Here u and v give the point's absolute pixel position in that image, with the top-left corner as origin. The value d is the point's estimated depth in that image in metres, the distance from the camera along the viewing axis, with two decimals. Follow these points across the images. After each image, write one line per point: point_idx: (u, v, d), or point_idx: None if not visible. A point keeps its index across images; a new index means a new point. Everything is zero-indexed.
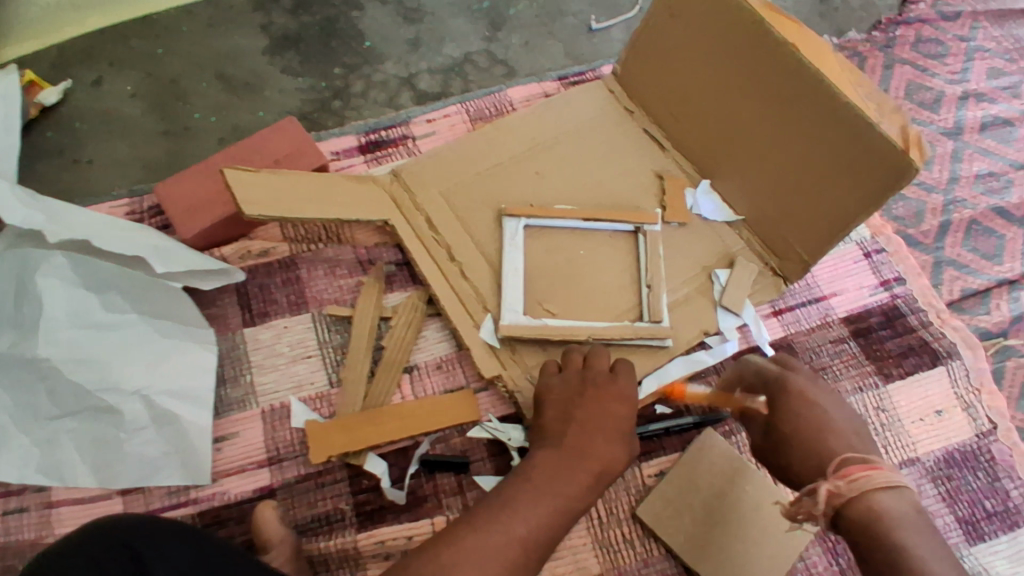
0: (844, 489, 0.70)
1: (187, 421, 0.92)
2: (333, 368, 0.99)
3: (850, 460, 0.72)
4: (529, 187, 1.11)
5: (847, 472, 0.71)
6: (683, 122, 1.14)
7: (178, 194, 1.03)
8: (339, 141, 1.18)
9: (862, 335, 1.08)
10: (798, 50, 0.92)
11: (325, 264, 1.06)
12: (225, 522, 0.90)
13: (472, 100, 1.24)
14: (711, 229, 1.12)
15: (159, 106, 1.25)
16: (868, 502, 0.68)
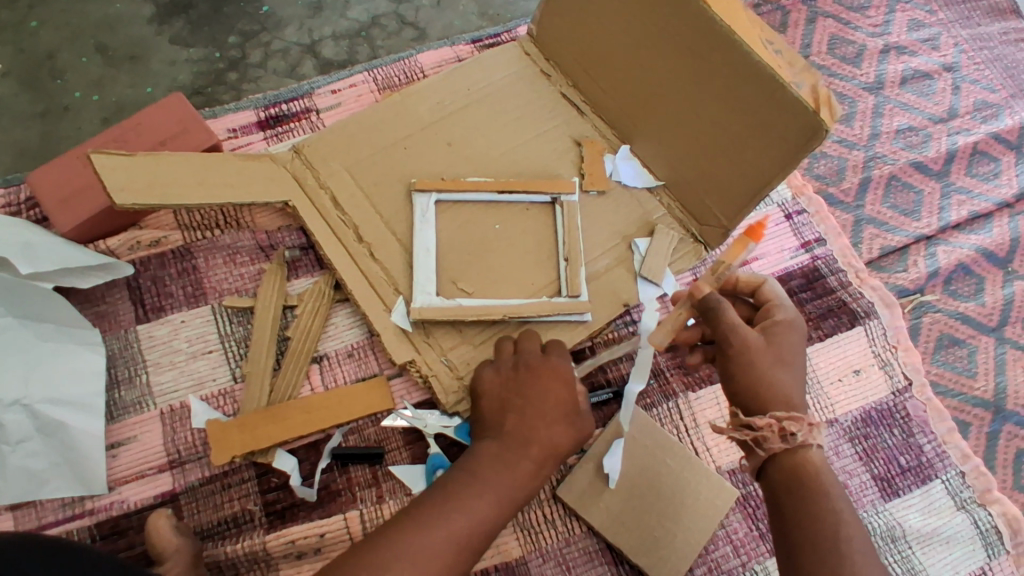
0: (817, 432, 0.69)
1: (75, 429, 0.87)
2: (236, 362, 0.94)
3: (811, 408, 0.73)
4: (440, 160, 1.06)
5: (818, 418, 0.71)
6: (600, 84, 1.09)
7: (52, 183, 0.96)
8: (235, 116, 1.10)
9: None
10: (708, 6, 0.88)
11: (224, 252, 0.99)
12: (126, 531, 0.86)
13: (379, 67, 1.16)
14: (630, 197, 1.08)
15: (33, 85, 1.15)
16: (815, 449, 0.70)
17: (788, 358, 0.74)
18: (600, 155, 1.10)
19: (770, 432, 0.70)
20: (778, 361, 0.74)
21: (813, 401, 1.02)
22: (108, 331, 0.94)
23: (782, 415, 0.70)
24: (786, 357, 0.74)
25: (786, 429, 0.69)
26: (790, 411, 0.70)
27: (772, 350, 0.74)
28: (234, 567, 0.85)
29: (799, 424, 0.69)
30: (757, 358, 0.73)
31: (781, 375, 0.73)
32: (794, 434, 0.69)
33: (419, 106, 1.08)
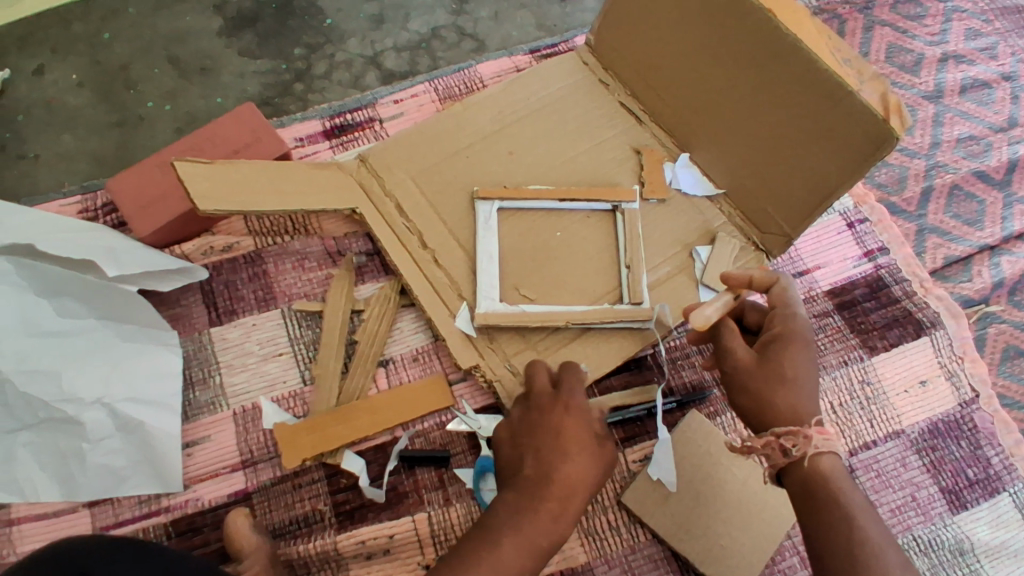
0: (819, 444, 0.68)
1: (154, 428, 0.89)
2: (305, 365, 0.96)
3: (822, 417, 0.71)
4: (502, 168, 1.07)
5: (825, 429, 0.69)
6: (660, 93, 1.10)
7: (130, 190, 0.98)
8: (302, 126, 1.13)
9: (847, 309, 1.06)
10: (774, 16, 0.88)
11: (293, 258, 1.02)
12: (201, 529, 0.88)
13: (440, 77, 1.19)
14: (690, 204, 1.08)
15: (107, 95, 1.19)
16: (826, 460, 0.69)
17: (790, 373, 0.72)
18: (659, 163, 1.10)
19: (772, 448, 0.71)
20: (775, 380, 0.72)
21: (879, 412, 1.00)
22: (183, 333, 0.97)
23: (781, 430, 0.70)
24: (788, 373, 0.72)
25: (784, 444, 0.70)
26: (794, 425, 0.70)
27: (769, 369, 0.73)
28: (306, 565, 0.86)
29: (796, 438, 0.69)
30: (752, 380, 0.73)
31: (783, 389, 0.72)
32: (793, 449, 0.69)
33: (480, 116, 1.10)
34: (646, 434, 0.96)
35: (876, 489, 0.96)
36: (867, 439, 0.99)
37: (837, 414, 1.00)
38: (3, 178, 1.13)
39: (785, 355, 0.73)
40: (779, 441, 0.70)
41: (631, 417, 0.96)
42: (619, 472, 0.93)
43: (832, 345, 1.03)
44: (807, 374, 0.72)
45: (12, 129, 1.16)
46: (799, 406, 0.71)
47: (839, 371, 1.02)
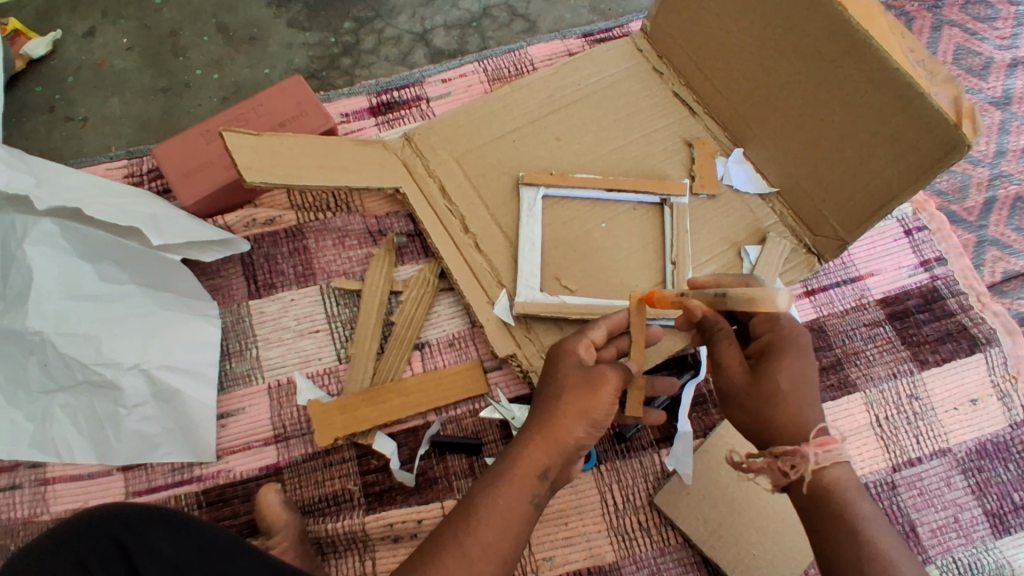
0: (822, 461, 0.65)
1: (189, 397, 0.89)
2: (341, 343, 0.96)
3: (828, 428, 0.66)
4: (548, 154, 1.05)
5: (826, 442, 0.65)
6: (717, 85, 1.06)
7: (175, 157, 0.98)
8: (349, 101, 1.12)
9: (898, 319, 1.02)
10: (844, 8, 0.83)
11: (334, 234, 1.01)
12: (231, 500, 0.88)
13: (490, 58, 1.16)
14: (741, 202, 1.05)
15: (155, 60, 1.19)
16: (835, 473, 0.65)
17: (785, 387, 0.67)
18: (711, 157, 1.07)
19: (771, 469, 0.67)
20: (769, 396, 0.67)
21: (925, 428, 0.96)
22: (222, 304, 0.97)
23: (781, 450, 0.66)
24: (782, 386, 0.67)
25: (782, 465, 0.66)
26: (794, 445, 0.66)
27: (762, 384, 0.67)
28: (333, 544, 0.86)
29: (793, 458, 0.65)
30: (745, 395, 0.68)
31: (779, 405, 0.66)
32: (792, 470, 0.65)
33: (528, 100, 1.07)
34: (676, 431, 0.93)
35: (918, 507, 0.93)
36: (911, 455, 0.95)
37: (881, 427, 0.96)
38: (51, 138, 1.13)
39: (779, 367, 0.68)
40: (779, 462, 0.66)
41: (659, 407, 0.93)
42: (653, 473, 0.91)
43: (881, 356, 1.00)
44: (804, 389, 0.67)
45: (61, 90, 1.16)
46: (801, 417, 0.66)
47: (886, 384, 0.98)
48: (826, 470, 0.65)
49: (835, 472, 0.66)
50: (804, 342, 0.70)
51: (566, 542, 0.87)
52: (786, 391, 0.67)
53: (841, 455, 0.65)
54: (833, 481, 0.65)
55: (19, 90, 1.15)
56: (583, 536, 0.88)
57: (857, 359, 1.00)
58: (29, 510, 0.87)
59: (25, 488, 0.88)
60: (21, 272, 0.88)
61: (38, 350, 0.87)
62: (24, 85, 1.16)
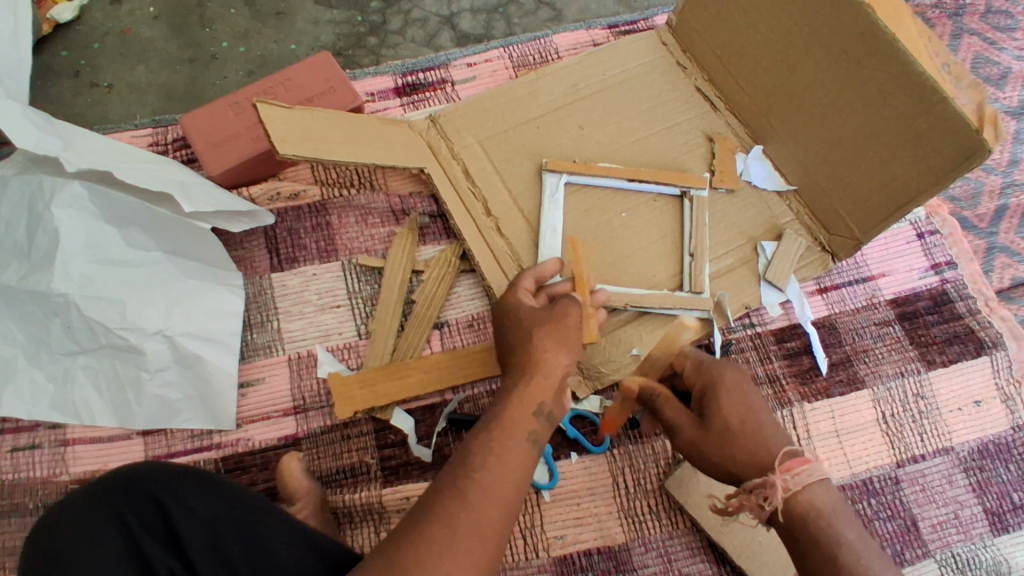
0: (791, 486, 0.65)
1: (211, 364, 0.90)
2: (361, 319, 0.97)
3: (791, 454, 0.68)
4: (570, 142, 1.06)
5: (791, 467, 0.66)
6: (741, 79, 1.07)
7: (202, 127, 0.98)
8: (374, 81, 1.12)
9: (908, 319, 1.03)
10: (874, 10, 0.85)
11: (357, 211, 1.02)
12: (249, 468, 0.89)
13: (516, 44, 1.17)
14: (759, 197, 1.07)
15: (181, 30, 1.19)
16: (808, 497, 0.66)
17: (736, 424, 0.71)
18: (731, 153, 1.08)
19: (747, 504, 0.69)
20: (720, 438, 0.70)
21: (930, 427, 0.98)
22: (245, 275, 0.98)
23: (751, 485, 0.68)
24: (733, 424, 0.71)
25: (757, 499, 0.67)
26: (765, 476, 0.67)
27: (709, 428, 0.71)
28: (349, 515, 0.88)
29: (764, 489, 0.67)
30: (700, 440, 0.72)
31: (737, 439, 0.70)
32: (766, 503, 0.67)
33: (554, 86, 1.08)
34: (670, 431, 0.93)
35: (919, 503, 0.95)
36: (915, 452, 0.97)
37: (888, 424, 0.98)
38: (75, 103, 1.13)
39: (720, 405, 0.72)
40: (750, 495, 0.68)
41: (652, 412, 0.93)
42: (664, 459, 0.92)
43: (890, 355, 1.01)
44: (750, 418, 0.71)
45: (87, 55, 1.16)
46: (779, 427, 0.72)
47: (895, 382, 0.99)
48: (798, 496, 0.66)
49: (810, 496, 0.66)
50: (732, 378, 0.75)
51: (577, 522, 0.89)
52: (736, 427, 0.70)
53: (811, 477, 0.66)
54: (807, 504, 0.65)
55: (43, 53, 1.15)
56: (594, 517, 0.89)
57: (867, 357, 1.01)
58: (48, 470, 0.88)
59: (44, 449, 0.89)
60: (48, 234, 0.88)
61: (61, 313, 0.88)
62: (48, 48, 1.15)
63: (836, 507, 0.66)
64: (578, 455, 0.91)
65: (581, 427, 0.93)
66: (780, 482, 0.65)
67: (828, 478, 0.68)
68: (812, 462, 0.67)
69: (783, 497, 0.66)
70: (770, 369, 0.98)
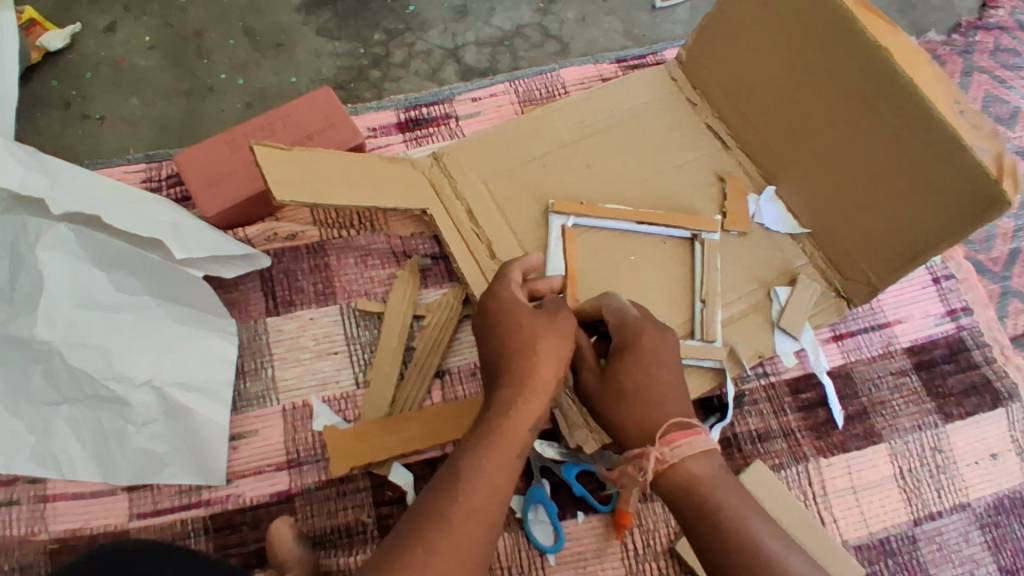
0: (667, 458, 0.65)
1: (202, 416, 0.86)
2: (360, 367, 0.93)
3: (676, 424, 0.68)
4: (577, 181, 1.02)
5: (672, 439, 0.66)
6: (750, 117, 1.03)
7: (197, 164, 0.94)
8: (376, 115, 1.09)
9: (925, 369, 1.00)
10: (889, 54, 0.82)
11: (357, 253, 0.98)
12: (239, 527, 0.84)
13: (522, 79, 1.14)
14: (770, 240, 1.03)
15: (177, 60, 1.15)
16: (685, 468, 0.65)
17: (629, 390, 0.70)
18: (743, 193, 1.04)
19: (627, 471, 0.69)
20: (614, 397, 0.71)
21: (948, 482, 0.95)
22: (239, 319, 0.94)
23: (632, 452, 0.68)
24: (625, 391, 0.71)
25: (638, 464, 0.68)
26: (645, 445, 0.68)
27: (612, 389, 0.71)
28: None
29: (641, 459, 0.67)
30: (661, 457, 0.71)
31: (629, 403, 0.70)
32: (644, 469, 0.67)
33: (561, 123, 1.05)
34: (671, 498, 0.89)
35: (937, 563, 0.91)
36: (932, 509, 0.93)
37: (905, 480, 0.94)
38: (64, 135, 1.10)
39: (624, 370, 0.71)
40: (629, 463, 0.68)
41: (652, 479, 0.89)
42: (675, 519, 0.88)
43: (907, 407, 0.97)
44: (647, 390, 0.70)
45: (78, 86, 1.12)
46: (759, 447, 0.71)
47: (912, 436, 0.96)
48: (673, 465, 0.66)
49: (683, 467, 0.65)
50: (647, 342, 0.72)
51: None
52: (629, 392, 0.70)
53: (690, 449, 0.65)
54: (685, 477, 0.65)
55: (33, 83, 1.11)
56: None
57: (884, 409, 0.97)
58: (26, 529, 0.83)
59: (23, 505, 0.84)
60: (31, 276, 0.84)
61: (44, 360, 0.83)
62: (39, 78, 1.12)
63: (714, 477, 0.65)
64: (585, 516, 0.87)
65: (588, 484, 0.89)
66: (654, 452, 0.66)
67: (712, 449, 0.67)
68: (692, 433, 0.66)
69: (659, 467, 0.66)
70: (784, 422, 0.95)
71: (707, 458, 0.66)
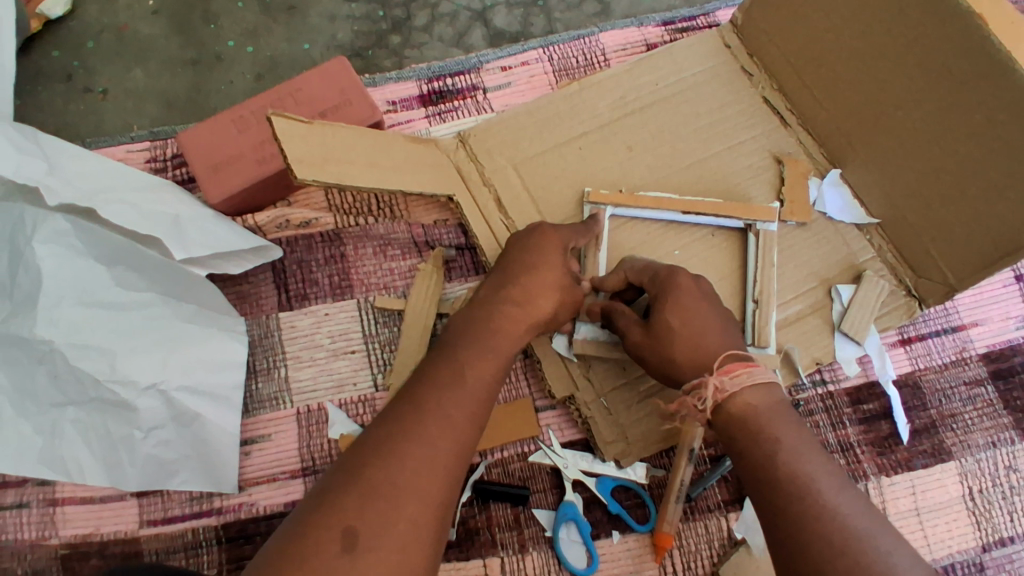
0: (727, 386, 0.62)
1: (212, 423, 0.82)
2: (379, 368, 0.87)
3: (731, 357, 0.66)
4: (617, 164, 0.92)
5: (731, 369, 0.63)
6: (816, 93, 0.91)
7: (203, 145, 0.87)
8: (396, 87, 0.99)
9: (1003, 379, 0.89)
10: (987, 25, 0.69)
11: (375, 242, 0.91)
12: (252, 537, 0.81)
13: (556, 44, 1.02)
14: (835, 231, 0.92)
15: (183, 27, 1.07)
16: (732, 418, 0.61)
17: (675, 325, 0.69)
18: (804, 177, 0.93)
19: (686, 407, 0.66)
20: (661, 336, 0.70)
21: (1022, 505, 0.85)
22: (249, 315, 0.88)
23: (690, 384, 0.65)
24: (673, 326, 0.69)
25: (694, 400, 0.65)
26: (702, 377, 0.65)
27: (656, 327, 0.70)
28: None
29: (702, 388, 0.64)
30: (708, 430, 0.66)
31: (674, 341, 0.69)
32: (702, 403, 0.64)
33: (599, 97, 0.94)
34: (714, 516, 0.82)
35: None
36: (1003, 534, 0.84)
37: (975, 501, 0.85)
38: (68, 110, 1.03)
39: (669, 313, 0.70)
40: (689, 395, 0.65)
41: (695, 493, 0.81)
42: (719, 539, 0.81)
43: (980, 421, 0.87)
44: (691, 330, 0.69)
45: (79, 56, 1.05)
46: None
47: (985, 454, 0.86)
48: (735, 396, 0.62)
49: (743, 397, 0.62)
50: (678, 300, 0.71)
51: None
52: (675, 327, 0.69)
53: (751, 378, 0.62)
54: (743, 407, 0.62)
55: (31, 51, 1.04)
56: None
57: (954, 423, 0.87)
58: (36, 533, 0.81)
59: (33, 508, 0.82)
60: (30, 273, 0.78)
61: (47, 361, 0.78)
62: (37, 47, 1.05)
63: (774, 410, 0.62)
64: (620, 535, 0.81)
65: (624, 499, 0.82)
66: (715, 381, 0.63)
67: (758, 396, 0.62)
68: (750, 364, 0.64)
69: (718, 397, 0.63)
70: (842, 436, 0.87)
71: (764, 391, 0.63)
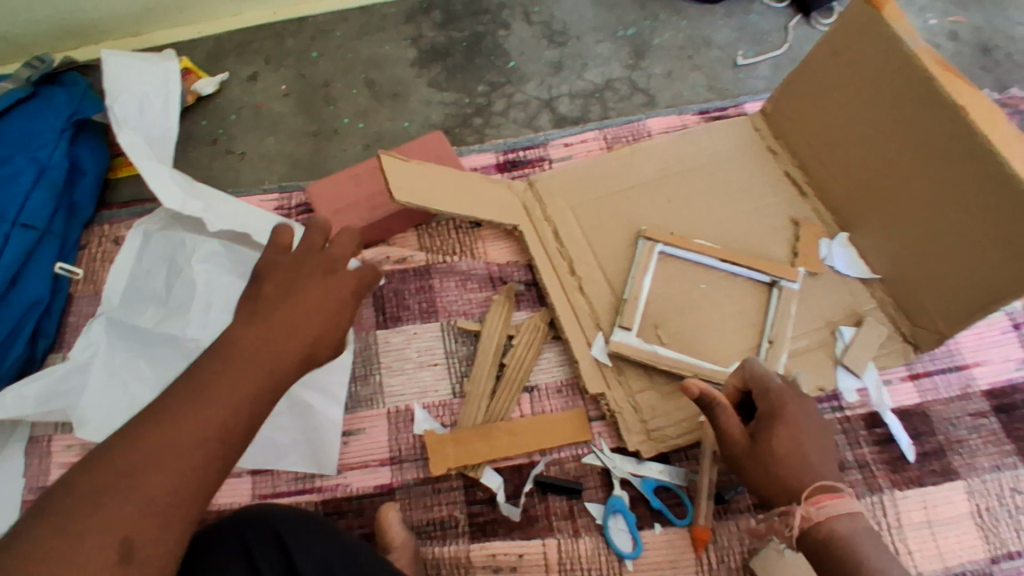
0: (813, 516, 0.72)
1: (320, 414, 0.98)
2: (456, 379, 1.03)
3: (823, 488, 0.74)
4: (661, 217, 1.11)
5: (818, 500, 0.73)
6: (831, 170, 1.09)
7: (327, 195, 1.09)
8: (477, 157, 1.22)
9: (1005, 412, 1.01)
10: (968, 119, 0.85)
11: (457, 277, 1.09)
12: (345, 513, 0.95)
13: (610, 126, 1.24)
14: (844, 284, 1.08)
15: (308, 107, 1.33)
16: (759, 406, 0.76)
17: (779, 451, 0.77)
18: (817, 237, 1.10)
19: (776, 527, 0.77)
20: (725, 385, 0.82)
21: None
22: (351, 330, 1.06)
23: (779, 510, 0.76)
24: (777, 450, 0.77)
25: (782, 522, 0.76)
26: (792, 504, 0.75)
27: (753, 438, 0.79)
28: (438, 567, 0.92)
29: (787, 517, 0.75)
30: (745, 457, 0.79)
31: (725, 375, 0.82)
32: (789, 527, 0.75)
33: (647, 166, 1.14)
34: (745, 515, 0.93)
35: None
36: (1010, 548, 0.93)
37: (982, 517, 0.95)
38: (211, 167, 1.28)
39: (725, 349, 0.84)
40: (778, 519, 0.76)
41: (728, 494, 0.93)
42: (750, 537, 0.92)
43: (985, 447, 0.98)
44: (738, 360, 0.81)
45: (223, 126, 1.31)
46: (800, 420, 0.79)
47: (990, 476, 0.97)
48: (820, 523, 0.72)
49: (830, 525, 0.71)
50: None
51: None
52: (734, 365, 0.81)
53: (835, 511, 0.71)
54: (828, 534, 0.71)
55: (186, 122, 1.31)
56: None
57: (961, 448, 0.99)
58: None
59: None
60: (184, 284, 1.01)
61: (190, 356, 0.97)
62: (191, 119, 1.31)
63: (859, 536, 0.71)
64: (661, 527, 0.93)
65: (665, 499, 0.95)
66: (801, 510, 0.73)
67: None
68: (837, 496, 0.72)
69: (805, 523, 0.73)
70: (860, 454, 0.98)
71: (852, 522, 0.71)
